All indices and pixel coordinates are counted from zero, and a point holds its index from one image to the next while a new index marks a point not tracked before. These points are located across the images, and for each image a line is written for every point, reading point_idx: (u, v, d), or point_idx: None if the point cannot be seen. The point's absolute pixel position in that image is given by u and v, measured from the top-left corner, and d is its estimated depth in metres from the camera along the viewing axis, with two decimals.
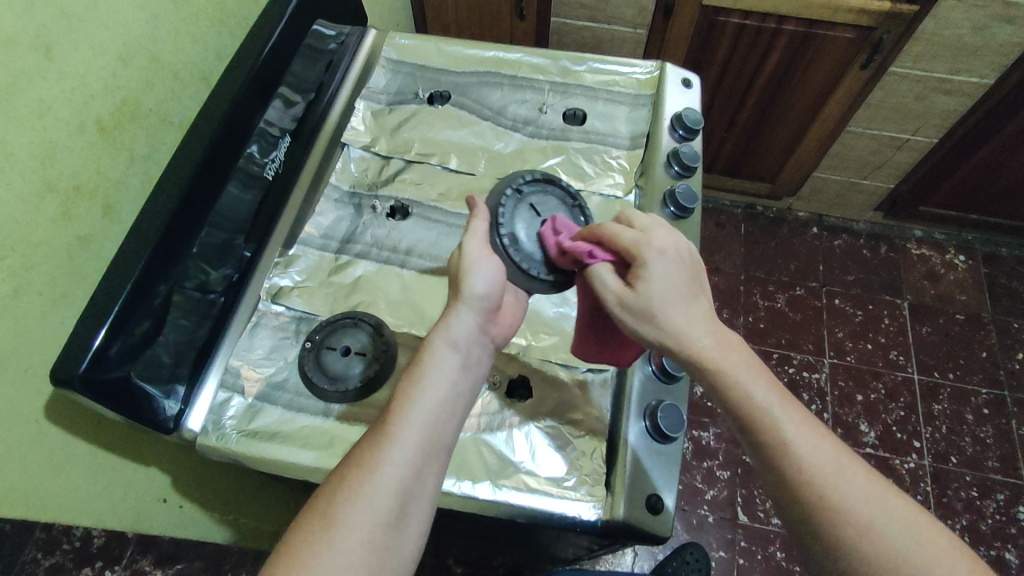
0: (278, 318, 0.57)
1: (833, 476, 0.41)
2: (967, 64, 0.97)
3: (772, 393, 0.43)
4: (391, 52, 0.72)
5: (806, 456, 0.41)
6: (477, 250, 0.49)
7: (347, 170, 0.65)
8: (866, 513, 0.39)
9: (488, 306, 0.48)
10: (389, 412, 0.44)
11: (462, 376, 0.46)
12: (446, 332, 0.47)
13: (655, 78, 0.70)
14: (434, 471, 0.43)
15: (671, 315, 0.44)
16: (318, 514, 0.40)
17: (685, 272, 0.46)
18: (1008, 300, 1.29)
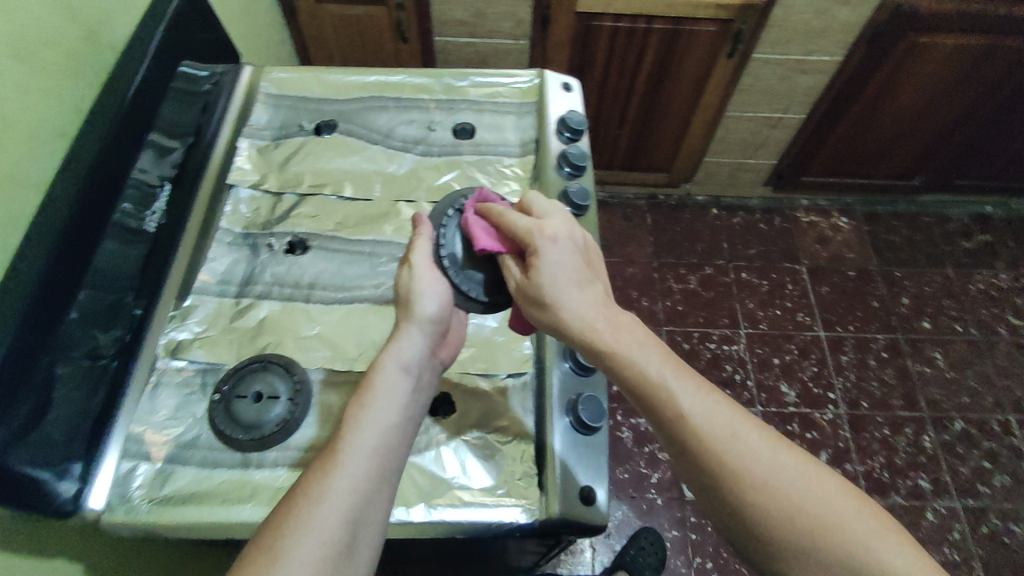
0: (180, 374, 0.54)
1: (777, 479, 0.42)
2: (818, 45, 1.07)
3: (701, 392, 0.45)
4: (270, 88, 0.71)
5: (749, 463, 0.42)
6: (425, 269, 0.52)
7: (238, 212, 0.63)
8: (812, 514, 0.40)
9: (434, 329, 0.51)
10: (340, 438, 0.45)
11: (412, 400, 0.48)
12: (397, 355, 0.49)
13: (536, 86, 0.72)
14: (386, 494, 0.44)
15: (565, 297, 0.47)
16: (265, 547, 0.40)
17: (577, 256, 0.49)
18: (889, 251, 1.42)
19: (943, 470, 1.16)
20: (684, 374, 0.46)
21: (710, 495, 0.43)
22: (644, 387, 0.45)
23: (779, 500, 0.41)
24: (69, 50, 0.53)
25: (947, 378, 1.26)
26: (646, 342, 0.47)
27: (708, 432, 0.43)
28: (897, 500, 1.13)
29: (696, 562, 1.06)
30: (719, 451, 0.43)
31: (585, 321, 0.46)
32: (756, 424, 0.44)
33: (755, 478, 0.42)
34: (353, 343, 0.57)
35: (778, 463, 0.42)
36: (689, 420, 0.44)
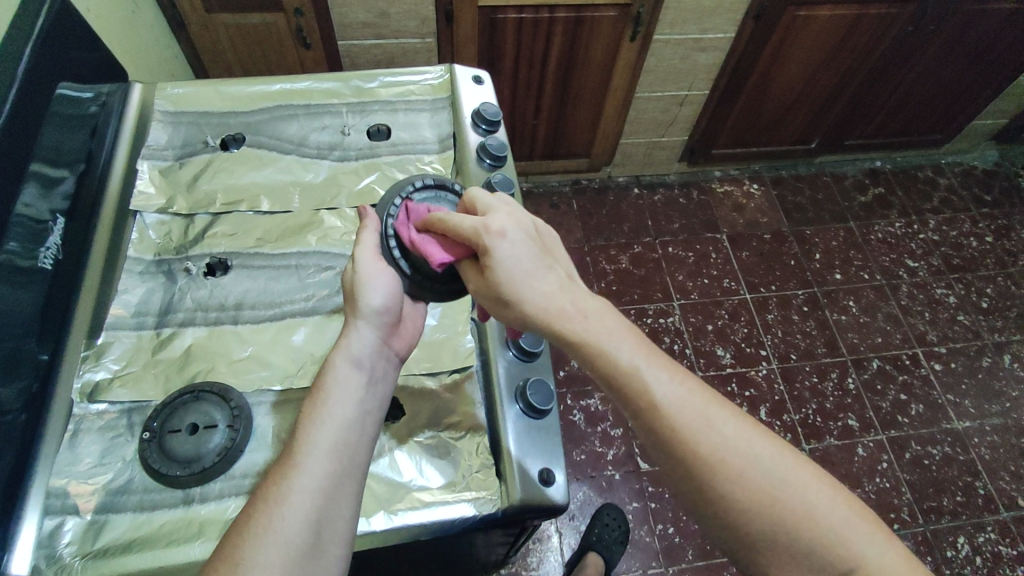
0: (102, 418, 0.51)
1: (752, 468, 0.43)
2: (711, 23, 1.12)
3: (674, 381, 0.46)
4: (166, 104, 0.67)
5: (722, 451, 0.43)
6: (368, 261, 0.50)
7: (146, 238, 0.60)
8: (785, 501, 0.42)
9: (384, 320, 0.50)
10: (294, 441, 0.45)
11: (367, 394, 0.48)
12: (347, 350, 0.48)
13: (447, 81, 0.72)
14: (349, 491, 0.44)
15: (529, 294, 0.46)
16: (225, 558, 0.40)
17: (531, 248, 0.48)
18: (798, 212, 1.52)
19: (868, 407, 1.26)
20: (657, 362, 0.46)
21: (688, 486, 0.44)
22: (617, 377, 0.46)
23: (753, 487, 0.42)
24: None
25: (861, 322, 1.36)
26: (618, 333, 0.47)
27: (679, 417, 0.44)
28: (831, 441, 1.21)
29: (659, 529, 1.10)
30: (694, 440, 0.44)
31: (553, 316, 0.46)
32: (729, 410, 0.45)
33: (730, 465, 0.43)
34: (290, 360, 0.55)
35: (750, 448, 0.43)
36: (664, 410, 0.44)
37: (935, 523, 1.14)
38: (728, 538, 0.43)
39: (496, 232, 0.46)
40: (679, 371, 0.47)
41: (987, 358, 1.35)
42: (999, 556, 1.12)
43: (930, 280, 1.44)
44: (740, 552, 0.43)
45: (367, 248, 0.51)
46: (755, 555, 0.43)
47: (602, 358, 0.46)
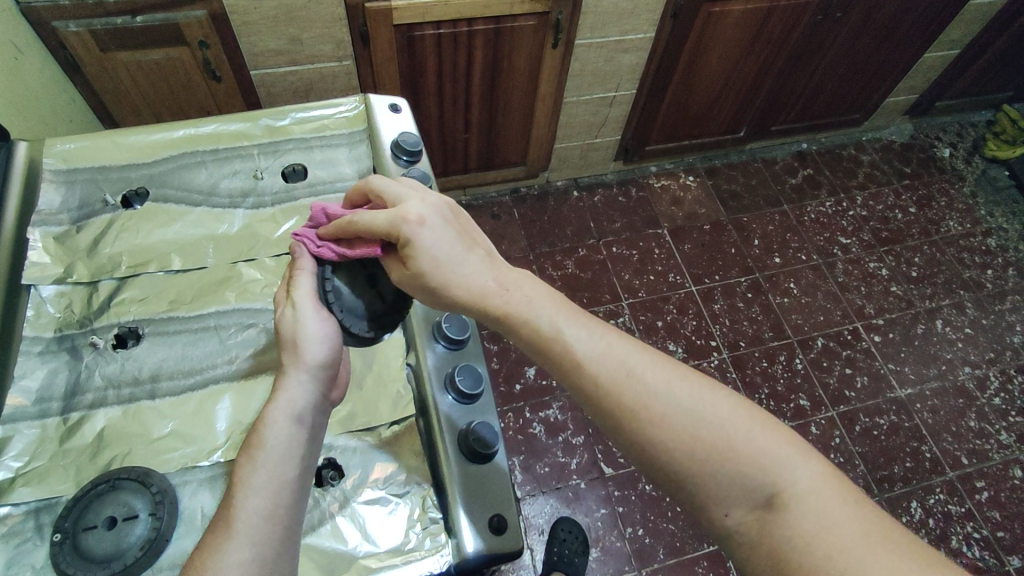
0: (4, 523, 0.46)
1: (675, 408, 0.45)
2: (630, 25, 1.13)
3: (592, 338, 0.49)
4: (56, 163, 0.62)
5: (648, 395, 0.46)
6: (311, 311, 0.48)
7: (43, 313, 0.55)
8: (709, 434, 0.44)
9: (326, 371, 0.48)
10: (230, 506, 0.42)
11: (306, 452, 0.46)
12: (286, 405, 0.46)
13: (362, 112, 0.69)
14: (288, 559, 0.42)
15: (453, 276, 0.49)
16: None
17: (449, 233, 0.50)
18: (733, 200, 1.55)
19: (817, 386, 1.29)
20: (578, 322, 0.50)
21: (621, 436, 0.47)
22: (541, 341, 0.49)
23: (678, 425, 0.45)
24: None
25: (803, 303, 1.41)
26: (537, 300, 0.50)
27: (600, 369, 0.47)
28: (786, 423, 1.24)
29: (629, 532, 1.10)
30: (619, 388, 0.46)
31: (478, 289, 0.50)
32: (653, 359, 0.48)
33: (656, 408, 0.45)
34: (218, 432, 0.51)
35: (674, 393, 0.46)
36: (586, 363, 0.48)
37: (889, 491, 1.19)
38: (662, 480, 0.46)
39: (413, 221, 0.48)
40: (600, 327, 0.50)
41: (921, 325, 1.41)
42: (949, 515, 1.17)
43: (862, 255, 1.50)
44: (678, 492, 0.45)
45: (306, 296, 0.49)
46: (687, 493, 0.44)
47: (524, 325, 0.49)
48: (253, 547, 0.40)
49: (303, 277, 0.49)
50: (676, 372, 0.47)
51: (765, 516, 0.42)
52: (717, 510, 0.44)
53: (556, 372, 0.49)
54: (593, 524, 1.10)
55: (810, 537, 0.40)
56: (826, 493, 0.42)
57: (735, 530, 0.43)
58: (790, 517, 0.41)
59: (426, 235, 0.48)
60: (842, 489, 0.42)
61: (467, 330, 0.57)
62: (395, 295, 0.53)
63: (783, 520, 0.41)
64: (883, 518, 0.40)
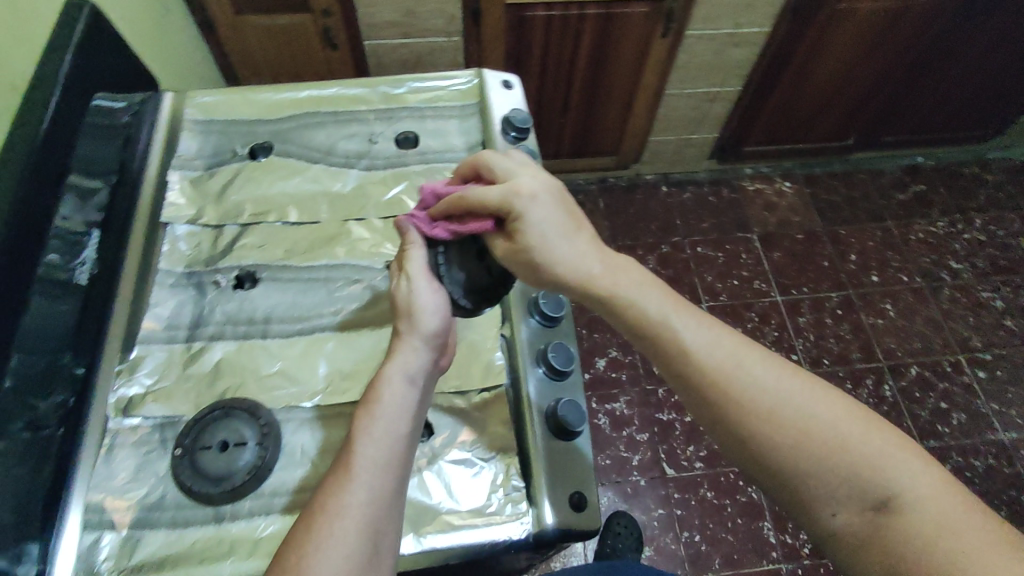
0: (135, 432, 0.51)
1: (785, 408, 0.43)
2: (746, 18, 1.09)
3: (700, 326, 0.47)
4: (195, 113, 0.67)
5: (757, 391, 0.43)
6: (423, 282, 0.51)
7: (177, 250, 0.59)
8: (822, 435, 0.41)
9: (439, 339, 0.50)
10: (350, 453, 0.45)
11: (417, 410, 0.48)
12: (401, 366, 0.48)
13: (476, 86, 0.71)
14: (397, 507, 0.45)
15: (561, 254, 0.48)
16: (289, 567, 0.40)
17: (562, 210, 0.49)
18: (831, 211, 1.47)
19: (904, 416, 1.22)
20: (685, 312, 0.47)
21: (723, 428, 0.44)
22: (643, 324, 0.47)
23: (788, 424, 0.42)
24: None
25: (898, 327, 1.32)
26: (641, 282, 0.48)
27: (709, 360, 0.45)
28: None
29: (685, 536, 1.08)
30: (726, 380, 0.44)
31: (580, 266, 0.48)
32: (763, 355, 0.45)
33: (765, 404, 0.43)
34: (320, 377, 0.54)
35: (784, 390, 0.43)
36: (691, 352, 0.45)
37: None
38: (765, 476, 0.43)
39: (525, 196, 0.48)
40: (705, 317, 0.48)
41: None
42: None
43: (972, 283, 1.39)
44: (779, 490, 0.43)
45: (419, 268, 0.51)
46: (790, 491, 0.42)
47: (626, 304, 0.47)
48: (370, 492, 0.43)
49: (417, 250, 0.52)
50: (787, 370, 0.45)
51: (877, 518, 0.40)
52: (823, 509, 0.41)
53: (657, 358, 0.47)
54: (649, 522, 1.09)
55: (928, 543, 0.37)
56: (948, 500, 0.39)
57: (841, 531, 0.41)
58: (907, 524, 0.38)
59: (537, 212, 0.48)
60: (961, 495, 0.39)
61: (563, 309, 0.57)
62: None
63: (895, 524, 0.39)
64: (1009, 526, 0.37)
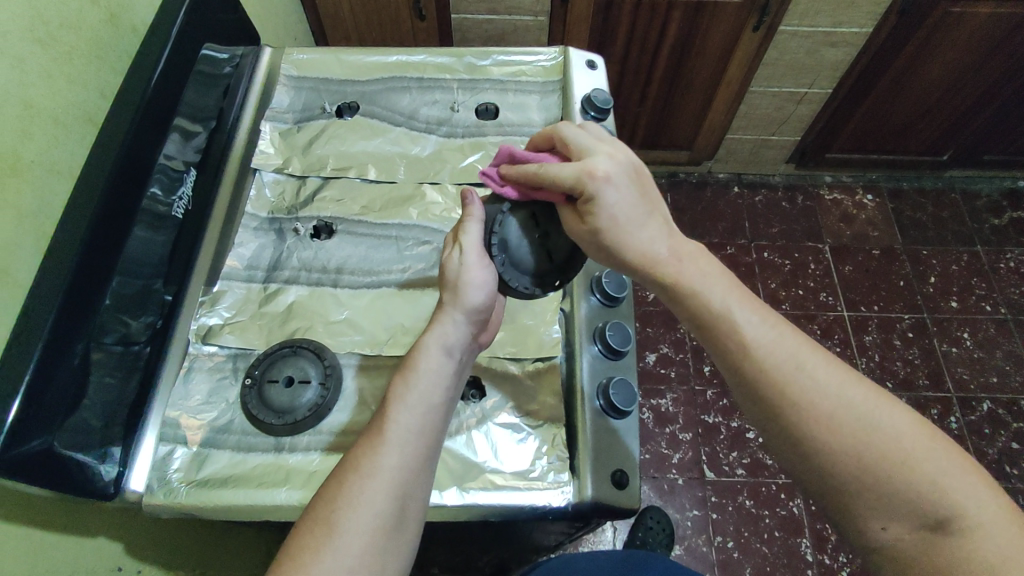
0: (212, 359, 0.55)
1: (846, 415, 0.41)
2: (847, 17, 1.04)
3: (761, 322, 0.45)
4: (291, 70, 0.70)
5: (818, 395, 0.42)
6: (474, 257, 0.49)
7: (262, 196, 0.63)
8: (884, 445, 0.40)
9: (477, 315, 0.49)
10: (385, 417, 0.45)
11: (451, 382, 0.48)
12: (439, 337, 0.48)
13: (560, 64, 0.71)
14: (428, 473, 0.45)
15: (631, 235, 0.48)
16: (320, 519, 0.41)
17: (635, 191, 0.48)
18: (914, 229, 1.39)
19: (969, 451, 1.15)
20: (749, 306, 0.46)
21: (775, 427, 0.43)
22: (707, 317, 0.46)
23: (849, 430, 0.41)
24: (92, 35, 0.54)
25: (974, 358, 1.25)
26: (711, 276, 0.47)
27: (767, 358, 0.44)
28: None
29: (718, 541, 1.07)
30: (789, 382, 0.43)
31: (652, 255, 0.48)
32: (829, 360, 0.44)
33: (828, 407, 0.42)
34: (382, 330, 0.57)
35: (845, 395, 0.42)
36: (755, 348, 0.44)
37: None
38: (813, 482, 0.42)
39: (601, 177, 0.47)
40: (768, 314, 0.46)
41: None
42: None
43: None
44: (827, 496, 0.42)
45: (473, 246, 0.49)
46: (839, 499, 0.41)
47: (693, 296, 0.47)
48: (403, 457, 0.44)
49: (475, 225, 0.50)
50: (851, 378, 0.43)
51: (929, 537, 0.38)
52: (871, 521, 0.40)
53: (715, 351, 0.46)
54: (681, 522, 1.08)
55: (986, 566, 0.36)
56: (1007, 526, 0.37)
57: (888, 546, 0.40)
58: (964, 543, 0.37)
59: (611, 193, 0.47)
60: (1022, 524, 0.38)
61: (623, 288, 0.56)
62: (558, 261, 0.52)
63: (955, 540, 0.37)
64: None
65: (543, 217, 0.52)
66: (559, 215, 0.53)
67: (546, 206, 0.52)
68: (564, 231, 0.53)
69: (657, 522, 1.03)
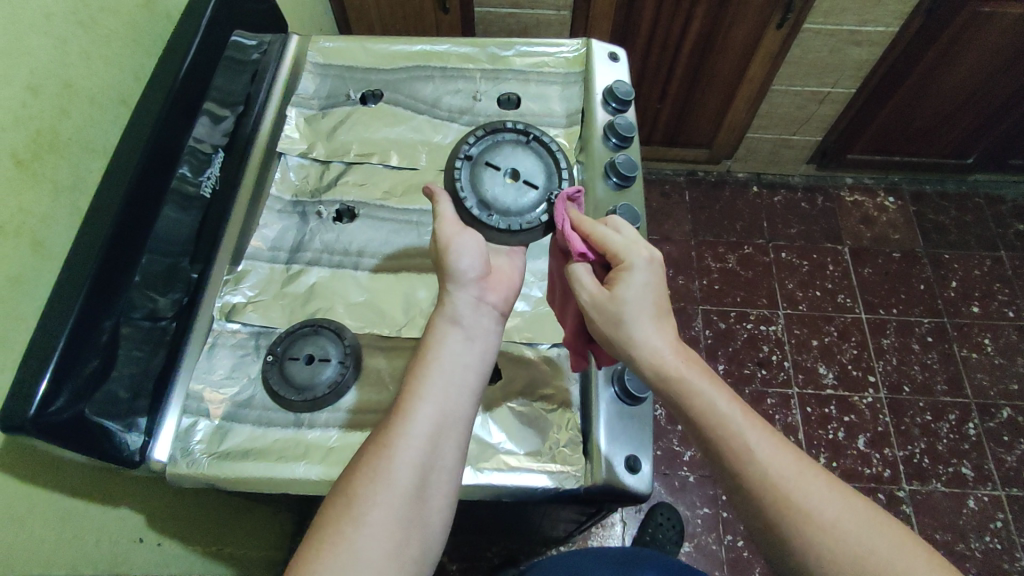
0: (235, 336, 0.57)
1: (846, 533, 0.40)
2: (873, 15, 1.03)
3: (764, 437, 0.45)
4: (317, 56, 0.71)
5: (818, 509, 0.41)
6: (450, 231, 0.50)
7: (287, 179, 0.64)
8: (881, 566, 0.39)
9: (479, 279, 0.50)
10: (405, 389, 0.46)
11: (469, 352, 0.48)
12: (448, 310, 0.49)
13: (582, 56, 0.71)
14: (456, 440, 0.45)
15: (639, 333, 0.48)
16: (343, 493, 0.42)
17: (659, 284, 0.50)
18: (936, 233, 1.37)
19: (987, 458, 1.14)
20: (754, 420, 0.45)
21: (773, 539, 0.43)
22: (704, 424, 0.46)
23: (840, 544, 0.40)
24: (129, 18, 0.56)
25: (994, 364, 1.23)
26: (711, 382, 0.47)
27: (770, 470, 0.43)
28: (938, 486, 1.11)
29: (728, 539, 1.07)
30: (786, 495, 0.42)
31: (657, 353, 0.48)
32: (827, 474, 0.43)
33: (822, 520, 0.41)
34: (400, 311, 0.58)
35: (847, 510, 0.41)
36: (752, 456, 0.44)
37: None
38: None
39: (639, 256, 0.49)
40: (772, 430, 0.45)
41: None
42: None
43: None
44: None
45: (446, 220, 0.50)
46: None
47: (694, 397, 0.46)
48: (421, 426, 0.44)
49: (443, 202, 0.51)
50: (845, 489, 0.42)
51: None
52: None
53: (710, 455, 0.46)
54: (691, 519, 1.08)
55: None
56: None
57: None
58: None
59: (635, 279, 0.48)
60: None
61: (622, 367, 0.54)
62: (543, 184, 0.54)
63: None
64: None
65: (503, 159, 0.54)
66: (513, 149, 0.54)
67: (500, 152, 0.54)
68: (528, 158, 0.54)
69: (668, 518, 1.03)
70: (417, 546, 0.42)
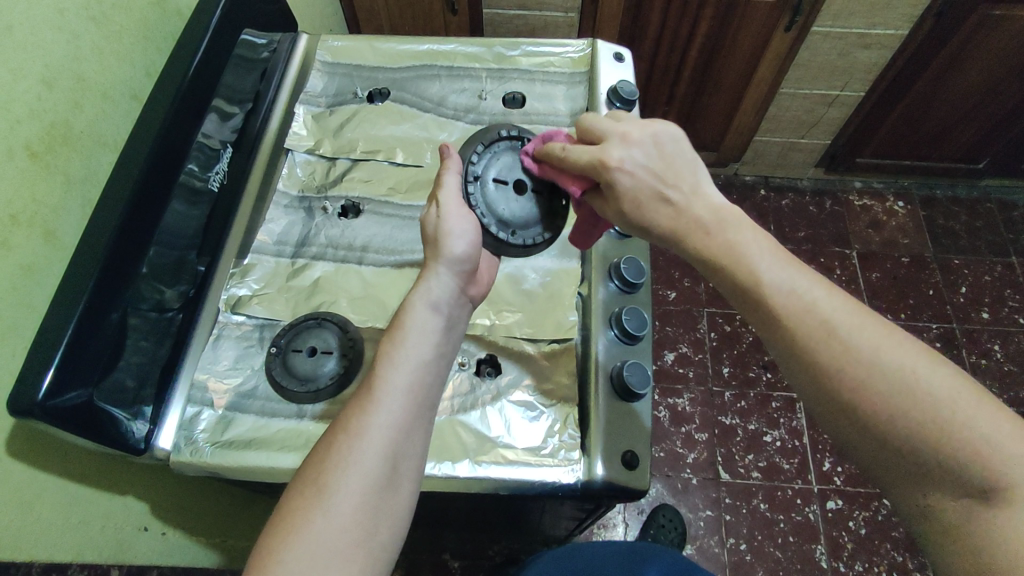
0: (240, 328, 0.58)
1: (896, 374, 0.38)
2: (882, 18, 1.02)
3: (802, 285, 0.42)
4: (325, 56, 0.72)
5: (865, 358, 0.39)
6: (453, 208, 0.50)
7: (294, 175, 0.65)
8: (928, 407, 0.37)
9: (464, 264, 0.50)
10: (373, 376, 0.44)
11: (442, 339, 0.47)
12: (426, 294, 0.47)
13: (587, 56, 0.72)
14: (424, 429, 0.44)
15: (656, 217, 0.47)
16: (312, 479, 0.41)
17: (657, 162, 0.47)
18: (946, 238, 1.36)
19: None
20: (790, 271, 0.43)
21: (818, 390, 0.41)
22: (744, 282, 0.43)
23: (887, 393, 0.38)
24: (140, 15, 0.57)
25: (1004, 370, 1.22)
26: (750, 235, 0.44)
27: (811, 321, 0.41)
28: None
29: (730, 542, 1.06)
30: (830, 344, 0.40)
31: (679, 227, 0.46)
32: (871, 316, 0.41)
33: (870, 369, 0.39)
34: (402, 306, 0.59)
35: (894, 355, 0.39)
36: (795, 311, 0.41)
37: None
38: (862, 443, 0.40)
39: (617, 159, 0.47)
40: (811, 275, 0.43)
41: None
42: None
43: None
44: (871, 456, 0.40)
45: (450, 195, 0.51)
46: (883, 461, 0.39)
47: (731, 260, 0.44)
48: (391, 414, 0.43)
49: (450, 176, 0.52)
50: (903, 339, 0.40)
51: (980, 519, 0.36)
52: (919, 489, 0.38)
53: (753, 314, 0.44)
54: (694, 521, 1.08)
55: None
56: None
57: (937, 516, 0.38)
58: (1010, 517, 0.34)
59: (626, 177, 0.47)
60: None
61: (613, 330, 0.56)
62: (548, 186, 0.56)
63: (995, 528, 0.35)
64: None
65: (505, 170, 0.55)
66: (512, 158, 0.56)
67: (497, 165, 0.55)
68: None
69: (670, 520, 1.03)
70: (386, 535, 0.41)
